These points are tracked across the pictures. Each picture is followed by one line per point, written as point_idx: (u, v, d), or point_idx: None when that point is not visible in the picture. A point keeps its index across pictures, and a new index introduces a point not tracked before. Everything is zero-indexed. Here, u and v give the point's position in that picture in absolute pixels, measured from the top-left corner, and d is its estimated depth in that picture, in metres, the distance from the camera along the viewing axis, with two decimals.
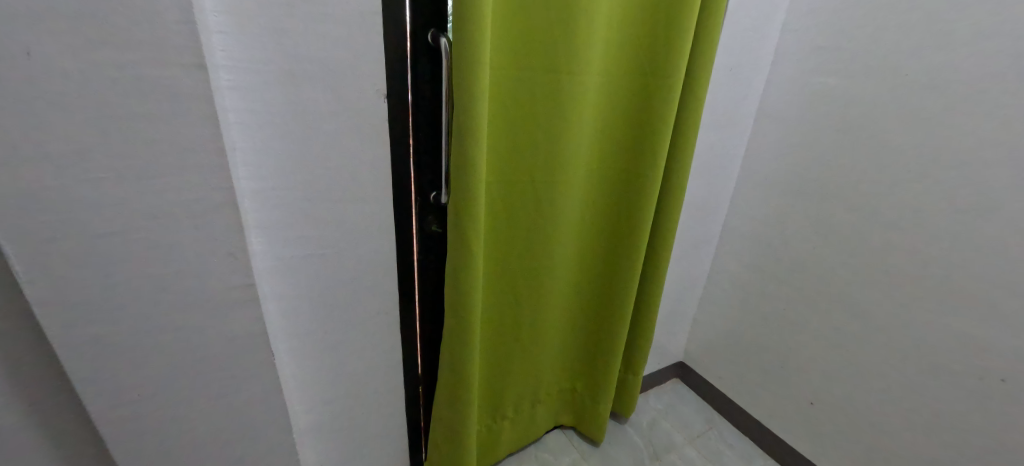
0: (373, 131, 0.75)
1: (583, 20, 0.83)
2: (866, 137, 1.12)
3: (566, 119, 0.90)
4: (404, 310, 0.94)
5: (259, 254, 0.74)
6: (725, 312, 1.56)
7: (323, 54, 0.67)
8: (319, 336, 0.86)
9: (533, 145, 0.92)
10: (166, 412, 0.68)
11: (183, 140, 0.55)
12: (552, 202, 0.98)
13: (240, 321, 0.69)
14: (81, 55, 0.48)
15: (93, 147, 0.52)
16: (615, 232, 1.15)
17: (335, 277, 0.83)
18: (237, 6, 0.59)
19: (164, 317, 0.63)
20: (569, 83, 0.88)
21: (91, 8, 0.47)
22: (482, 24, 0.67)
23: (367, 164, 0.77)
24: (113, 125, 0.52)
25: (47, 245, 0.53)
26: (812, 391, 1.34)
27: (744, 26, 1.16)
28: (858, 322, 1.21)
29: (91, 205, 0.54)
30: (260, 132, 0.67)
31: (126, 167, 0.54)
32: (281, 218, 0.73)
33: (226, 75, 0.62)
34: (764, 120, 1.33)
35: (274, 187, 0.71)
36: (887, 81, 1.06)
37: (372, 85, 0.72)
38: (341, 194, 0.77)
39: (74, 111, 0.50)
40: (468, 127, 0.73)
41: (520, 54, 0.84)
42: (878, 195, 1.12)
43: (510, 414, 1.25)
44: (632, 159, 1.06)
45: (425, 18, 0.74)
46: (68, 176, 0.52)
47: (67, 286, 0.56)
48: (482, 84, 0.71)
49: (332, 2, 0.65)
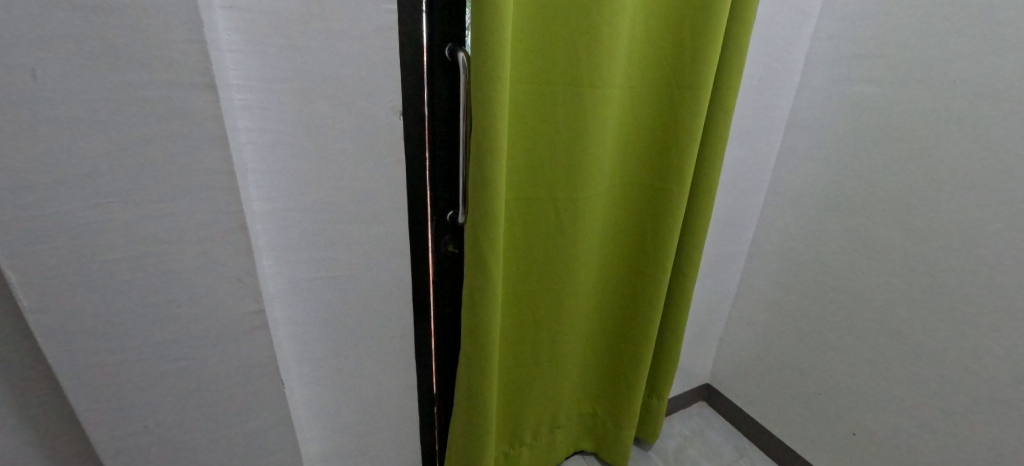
0: (390, 149, 0.73)
1: (605, 32, 0.79)
2: (909, 149, 1.04)
3: (588, 134, 0.86)
4: (419, 333, 0.90)
5: (270, 277, 0.71)
6: (755, 333, 1.48)
7: (337, 71, 0.65)
8: (331, 360, 0.82)
9: (553, 161, 0.88)
10: (173, 443, 0.65)
11: (192, 162, 0.53)
12: (574, 219, 0.93)
13: (247, 348, 0.66)
14: (88, 77, 0.47)
15: (99, 172, 0.50)
16: (638, 249, 1.09)
17: (348, 299, 0.79)
18: (249, 24, 0.57)
19: (170, 346, 0.60)
20: (592, 96, 0.83)
21: (97, 29, 0.46)
22: (502, 40, 0.64)
23: (382, 183, 0.74)
24: (121, 149, 0.50)
25: (51, 273, 0.51)
26: (853, 421, 1.24)
27: (773, 33, 1.11)
28: (903, 348, 1.11)
29: (97, 231, 0.52)
30: (273, 152, 0.64)
31: (134, 190, 0.52)
32: (293, 240, 0.71)
33: (238, 95, 0.60)
34: (794, 131, 1.27)
35: (286, 208, 0.68)
36: (930, 89, 0.99)
37: (388, 102, 0.70)
38: (354, 214, 0.74)
39: (80, 135, 0.48)
40: (486, 144, 0.69)
41: (540, 68, 0.81)
42: (922, 210, 1.04)
43: (529, 440, 1.19)
44: (656, 173, 1.01)
45: (443, 33, 0.71)
46: (73, 202, 0.50)
47: (73, 314, 0.54)
48: (502, 100, 0.68)
49: (346, 18, 0.63)
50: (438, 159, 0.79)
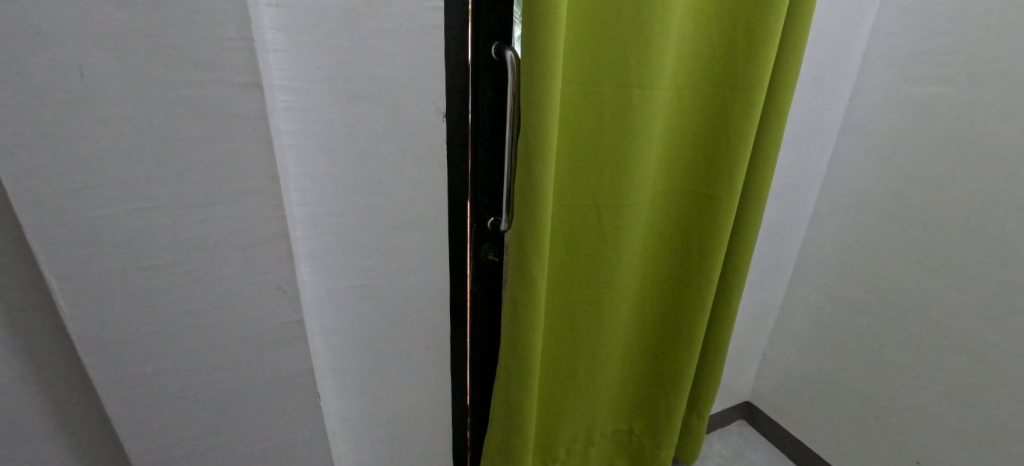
0: (432, 153, 0.70)
1: (655, 31, 0.75)
2: (985, 154, 0.95)
3: (635, 138, 0.82)
4: (455, 344, 0.87)
5: (308, 284, 0.69)
6: (803, 350, 1.39)
7: (381, 71, 0.62)
8: (365, 371, 0.79)
9: (598, 165, 0.83)
10: (207, 455, 0.63)
11: (236, 165, 0.51)
12: (617, 228, 0.88)
13: (284, 360, 0.63)
14: (136, 76, 0.45)
15: (144, 175, 0.48)
16: (682, 259, 1.03)
17: (385, 308, 0.76)
18: (295, 22, 0.55)
19: (207, 355, 0.58)
20: (641, 97, 0.79)
21: (146, 27, 0.44)
22: (553, 37, 0.61)
23: (422, 189, 0.71)
24: (166, 151, 0.48)
25: (93, 278, 0.50)
26: (917, 448, 1.14)
27: (829, 31, 1.05)
28: (977, 371, 1.01)
29: (139, 236, 0.50)
30: (314, 156, 0.62)
31: (177, 194, 0.50)
32: (332, 246, 0.68)
33: (282, 96, 0.58)
34: (850, 135, 1.19)
35: (326, 213, 0.66)
36: (1012, 88, 0.90)
37: (431, 104, 0.67)
38: (394, 220, 0.71)
39: (125, 136, 0.46)
40: (534, 147, 0.66)
41: (586, 67, 0.77)
42: (1000, 220, 0.94)
43: (562, 457, 1.14)
44: (704, 178, 0.95)
45: (489, 31, 0.68)
46: (117, 205, 0.48)
47: (114, 320, 0.52)
48: (552, 101, 0.64)
49: (393, 16, 0.60)
50: (480, 163, 0.75)
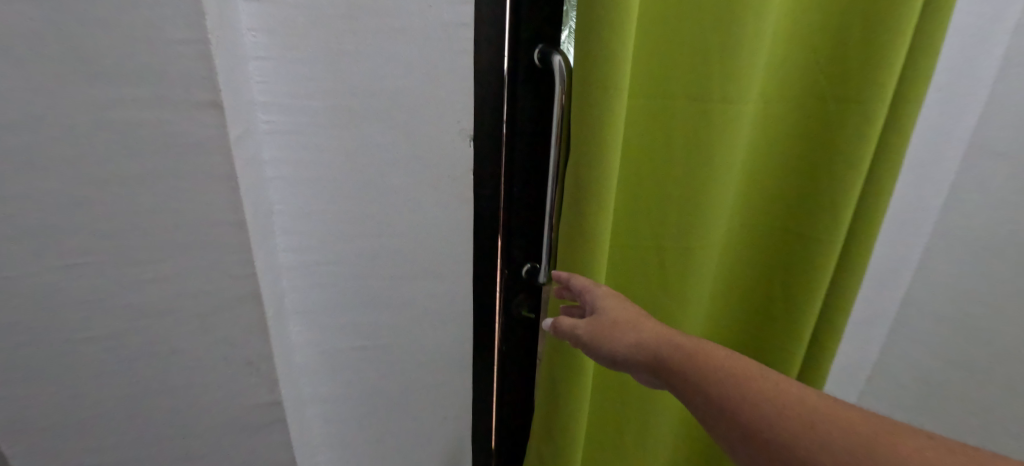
0: (456, 185, 0.55)
1: (746, 39, 0.58)
2: None
3: (709, 172, 0.64)
4: (479, 410, 0.71)
5: (299, 346, 0.55)
6: (904, 419, 1.13)
7: (392, 83, 0.48)
8: (370, 444, 0.65)
9: (660, 201, 0.66)
10: None
11: (189, 209, 0.38)
12: (683, 277, 0.70)
13: (261, 448, 0.49)
14: (47, 93, 0.32)
15: (66, 223, 0.36)
16: (760, 314, 0.83)
17: (394, 372, 0.62)
18: (280, 21, 0.43)
19: (162, 445, 0.45)
20: (721, 115, 0.61)
21: (58, 24, 0.31)
22: (620, 40, 0.45)
23: (441, 229, 0.57)
24: (93, 191, 0.35)
25: (7, 355, 0.38)
26: None
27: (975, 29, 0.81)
28: None
29: (65, 301, 0.38)
30: (305, 190, 0.49)
31: (113, 247, 0.37)
32: (328, 299, 0.55)
33: (264, 116, 0.45)
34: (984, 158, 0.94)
35: (321, 260, 0.53)
36: None
37: (455, 124, 0.52)
38: (406, 266, 0.57)
39: (36, 173, 0.34)
40: (591, 183, 0.50)
41: (649, 78, 0.61)
42: None
43: None
44: (795, 216, 0.75)
45: (530, 31, 0.53)
46: (33, 263, 0.36)
47: (39, 406, 0.40)
48: (615, 122, 0.48)
49: (408, 12, 0.46)
50: (515, 197, 0.60)
